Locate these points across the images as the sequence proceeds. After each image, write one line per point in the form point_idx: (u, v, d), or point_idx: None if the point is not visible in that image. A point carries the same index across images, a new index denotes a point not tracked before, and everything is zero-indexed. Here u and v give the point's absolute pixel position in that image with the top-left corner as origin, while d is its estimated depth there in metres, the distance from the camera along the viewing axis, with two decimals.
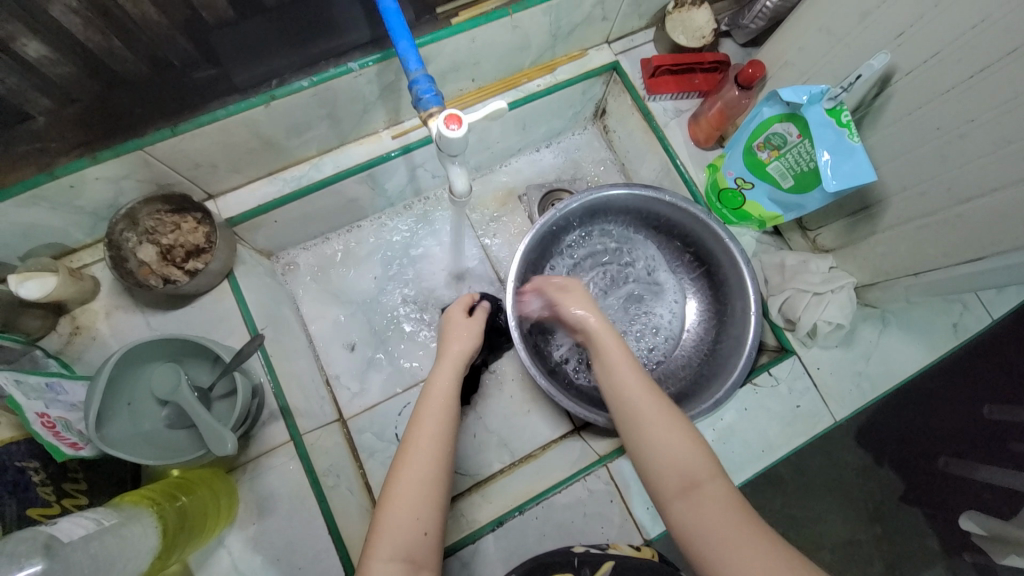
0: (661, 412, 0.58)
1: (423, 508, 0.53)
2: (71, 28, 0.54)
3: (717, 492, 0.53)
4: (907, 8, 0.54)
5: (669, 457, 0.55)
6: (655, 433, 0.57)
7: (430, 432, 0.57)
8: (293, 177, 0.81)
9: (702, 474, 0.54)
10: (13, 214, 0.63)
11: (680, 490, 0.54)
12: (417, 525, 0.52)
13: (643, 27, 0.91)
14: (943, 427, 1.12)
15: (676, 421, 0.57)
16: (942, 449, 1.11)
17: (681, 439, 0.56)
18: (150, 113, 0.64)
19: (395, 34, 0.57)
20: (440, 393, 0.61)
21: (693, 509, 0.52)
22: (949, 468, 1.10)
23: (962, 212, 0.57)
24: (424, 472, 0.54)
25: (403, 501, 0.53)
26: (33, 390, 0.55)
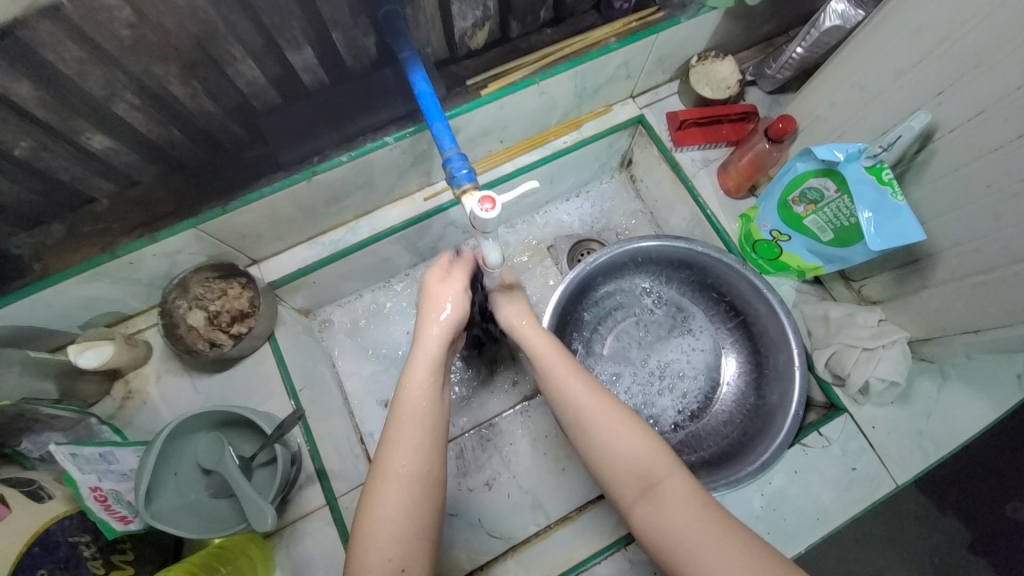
0: (606, 406, 0.57)
1: (395, 545, 0.49)
2: (135, 122, 0.58)
3: (674, 486, 0.53)
4: (946, 67, 0.53)
5: (626, 454, 0.54)
6: (607, 433, 0.55)
7: (412, 448, 0.52)
8: (331, 241, 0.84)
9: (658, 472, 0.54)
10: (77, 290, 0.67)
11: (639, 493, 0.54)
12: (391, 562, 0.49)
13: (667, 80, 0.92)
14: (1008, 472, 1.06)
15: (622, 416, 0.56)
16: (1009, 494, 1.05)
17: (634, 434, 0.55)
18: (203, 192, 0.69)
19: (430, 115, 0.59)
20: (418, 399, 0.54)
21: (656, 509, 0.52)
22: (1018, 515, 1.04)
23: (1021, 270, 0.54)
24: (406, 491, 0.51)
25: (387, 523, 0.49)
26: (88, 462, 0.57)
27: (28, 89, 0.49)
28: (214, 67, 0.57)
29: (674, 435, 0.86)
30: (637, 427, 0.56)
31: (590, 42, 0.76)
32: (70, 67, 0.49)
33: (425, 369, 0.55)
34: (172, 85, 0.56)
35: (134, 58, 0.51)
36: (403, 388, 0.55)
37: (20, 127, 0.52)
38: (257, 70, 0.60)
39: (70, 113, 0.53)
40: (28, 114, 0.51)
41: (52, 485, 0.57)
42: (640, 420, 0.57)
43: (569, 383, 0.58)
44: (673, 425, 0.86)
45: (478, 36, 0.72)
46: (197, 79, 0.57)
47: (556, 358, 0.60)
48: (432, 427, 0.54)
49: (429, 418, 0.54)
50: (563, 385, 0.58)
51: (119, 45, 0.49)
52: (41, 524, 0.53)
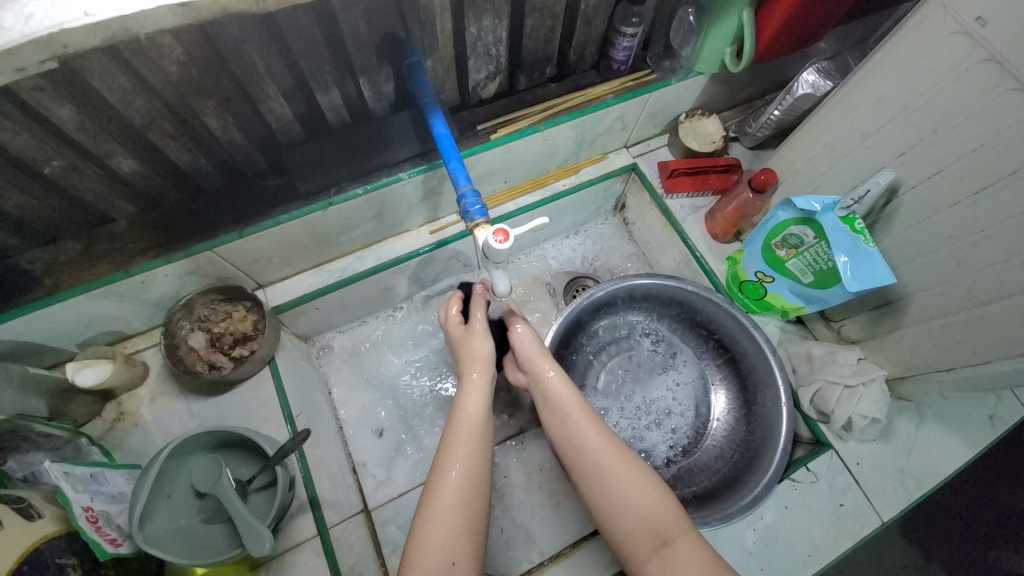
0: (621, 462, 0.60)
1: (455, 536, 0.54)
2: (167, 148, 0.61)
3: (687, 544, 0.54)
4: (907, 132, 0.60)
5: (640, 509, 0.57)
6: (620, 485, 0.59)
7: (468, 454, 0.59)
8: (337, 268, 0.87)
9: (672, 529, 0.56)
10: (84, 307, 0.67)
11: (651, 550, 0.55)
12: (445, 552, 0.53)
13: (657, 133, 1.00)
14: (989, 518, 1.08)
15: (636, 472, 0.59)
16: (989, 541, 1.07)
17: (648, 490, 0.58)
18: (219, 217, 0.71)
19: (447, 155, 0.64)
20: (473, 417, 0.62)
21: (667, 566, 0.53)
22: (1001, 564, 1.05)
23: (984, 312, 0.60)
24: (467, 491, 0.57)
25: (444, 514, 0.55)
26: (80, 481, 0.57)
27: (71, 113, 0.52)
28: (248, 102, 0.62)
29: (667, 470, 0.87)
30: (652, 482, 0.59)
31: (590, 97, 0.84)
32: (114, 95, 0.52)
33: (475, 399, 0.63)
34: (206, 116, 0.60)
35: (175, 90, 0.55)
36: (458, 409, 0.63)
37: (56, 147, 0.55)
38: (286, 107, 0.65)
39: (106, 136, 0.56)
40: (66, 135, 0.54)
41: (42, 504, 0.55)
42: (655, 476, 0.60)
43: (582, 429, 0.63)
44: (666, 459, 0.88)
45: (489, 87, 0.79)
46: (230, 111, 0.61)
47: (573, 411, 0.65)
48: (488, 439, 0.61)
49: (482, 432, 0.61)
50: (580, 436, 0.63)
51: (165, 79, 0.53)
52: (31, 544, 0.50)
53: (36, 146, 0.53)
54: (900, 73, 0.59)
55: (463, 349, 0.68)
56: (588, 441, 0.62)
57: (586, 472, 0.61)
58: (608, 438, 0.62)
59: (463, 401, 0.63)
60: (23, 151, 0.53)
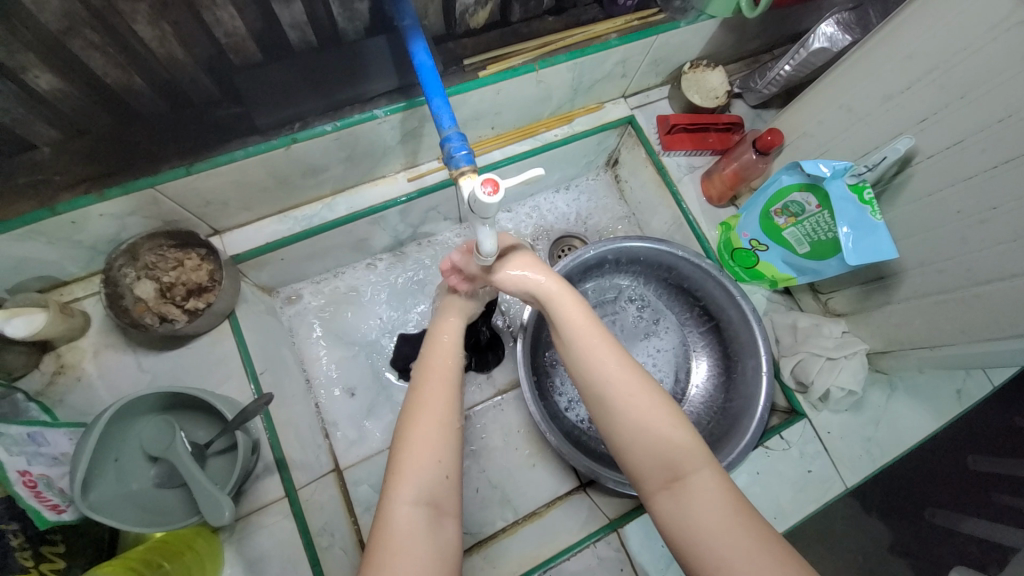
0: (639, 389, 0.55)
1: (446, 450, 0.52)
2: (90, 62, 0.51)
3: (701, 481, 0.51)
4: (932, 95, 0.55)
5: (654, 438, 0.53)
6: (632, 413, 0.54)
7: (443, 380, 0.57)
8: (305, 216, 0.79)
9: (686, 463, 0.52)
10: (6, 248, 0.58)
11: (665, 483, 0.52)
12: (439, 465, 0.52)
13: (658, 83, 0.93)
14: (930, 479, 1.14)
15: (653, 398, 0.55)
16: (928, 499, 1.13)
17: (663, 420, 0.54)
18: (163, 151, 0.61)
19: (429, 90, 0.56)
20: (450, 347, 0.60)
21: (680, 501, 0.51)
22: (935, 519, 1.11)
23: (980, 292, 0.58)
24: (443, 410, 0.54)
25: (424, 430, 0.52)
26: (16, 443, 0.51)
27: None
28: (190, 10, 0.51)
29: None
30: (667, 405, 0.55)
31: (592, 35, 0.75)
32: None
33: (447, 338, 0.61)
34: (137, 23, 0.50)
35: None
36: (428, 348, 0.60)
37: None
38: (238, 20, 0.54)
39: (12, 42, 0.46)
40: None
41: None
42: (673, 406, 0.55)
43: (595, 354, 0.57)
44: None
45: (479, 15, 0.70)
46: (168, 20, 0.51)
47: (582, 326, 0.58)
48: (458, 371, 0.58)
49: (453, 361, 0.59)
50: (592, 352, 0.57)
51: None
52: None
53: None
54: (933, 28, 0.53)
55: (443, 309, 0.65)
56: (601, 363, 0.56)
57: (599, 394, 0.56)
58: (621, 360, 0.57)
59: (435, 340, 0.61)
60: None
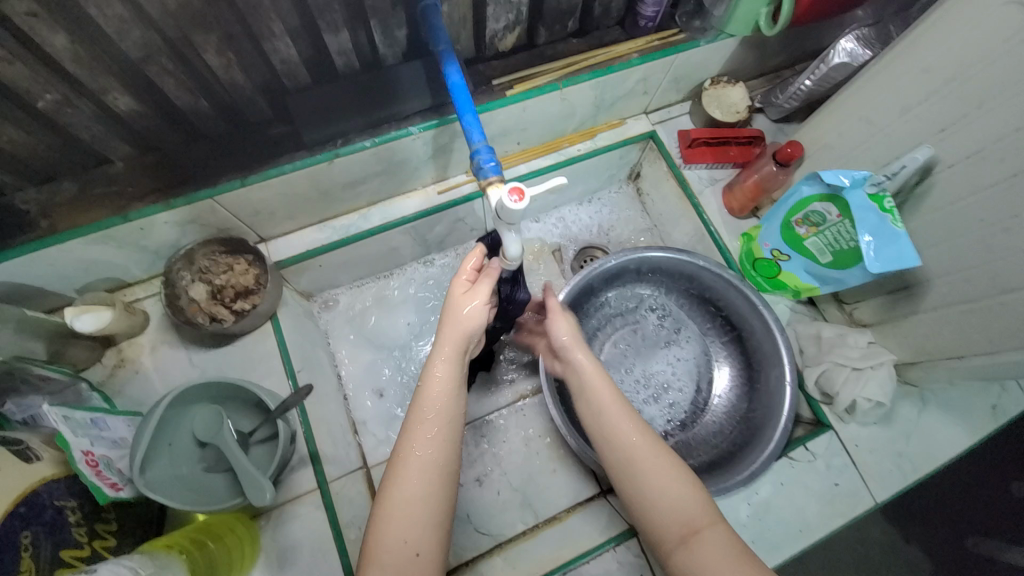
0: (658, 453, 0.57)
1: (415, 529, 0.51)
2: (164, 86, 0.58)
3: (714, 536, 0.51)
4: (949, 106, 0.57)
5: (666, 494, 0.54)
6: (644, 466, 0.55)
7: (428, 437, 0.55)
8: (342, 226, 0.85)
9: (698, 520, 0.53)
10: (81, 251, 0.65)
11: (679, 537, 0.52)
12: (407, 545, 0.51)
13: (679, 100, 0.96)
14: (973, 505, 1.10)
15: (669, 461, 0.56)
16: (972, 527, 1.10)
17: (674, 477, 0.55)
18: (221, 165, 0.68)
19: (461, 108, 0.61)
20: (436, 397, 0.56)
21: (692, 555, 0.51)
22: (977, 549, 1.08)
23: (1008, 300, 0.58)
24: (422, 478, 0.53)
25: (405, 493, 0.52)
26: (80, 426, 0.56)
27: (64, 41, 0.49)
28: (251, 40, 0.58)
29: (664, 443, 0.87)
30: (679, 465, 0.56)
31: (613, 55, 0.79)
32: (109, 23, 0.49)
33: (443, 370, 0.57)
34: (206, 53, 0.56)
35: (174, 22, 0.51)
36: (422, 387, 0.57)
37: (48, 79, 0.51)
38: (292, 48, 0.61)
39: (101, 70, 0.53)
40: (59, 66, 0.51)
41: (40, 447, 0.56)
42: (685, 465, 0.57)
43: (611, 407, 0.59)
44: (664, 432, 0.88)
45: (507, 39, 0.75)
46: (232, 50, 0.58)
47: (602, 385, 0.61)
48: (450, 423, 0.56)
49: (449, 410, 0.56)
50: (612, 420, 0.59)
51: (162, 9, 0.50)
52: (28, 485, 0.51)
53: (28, 76, 0.50)
54: (949, 41, 0.55)
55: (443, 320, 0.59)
56: (616, 417, 0.59)
57: (613, 451, 0.58)
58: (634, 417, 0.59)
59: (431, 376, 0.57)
60: (15, 81, 0.50)
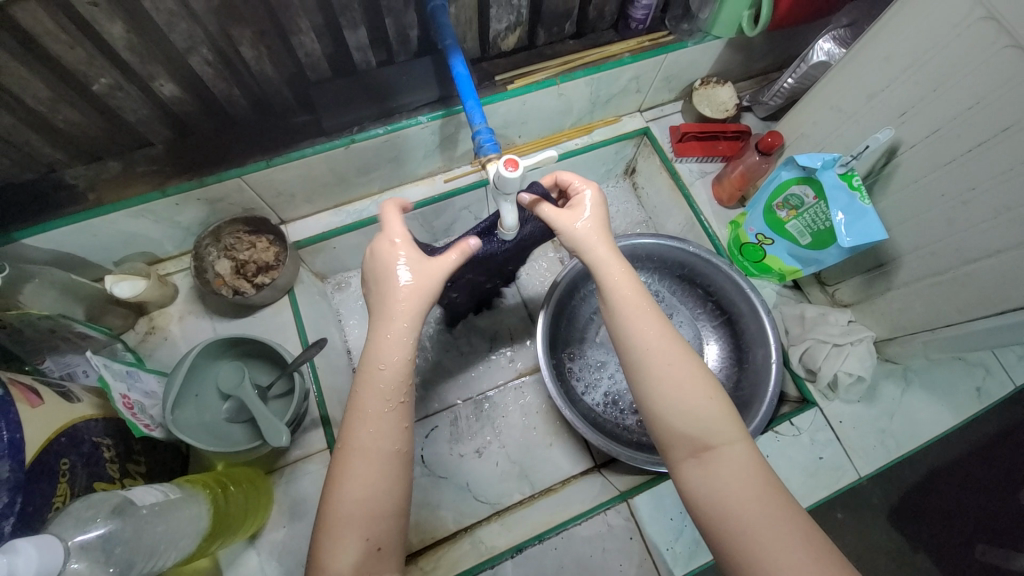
0: (679, 362, 0.56)
1: (374, 523, 0.50)
2: (203, 74, 0.65)
3: (733, 453, 0.53)
4: (909, 91, 0.62)
5: (687, 409, 0.54)
6: (666, 382, 0.55)
7: (379, 421, 0.52)
8: (355, 211, 0.92)
9: (718, 438, 0.53)
10: (122, 223, 0.73)
11: (693, 452, 0.54)
12: (368, 540, 0.50)
13: (672, 99, 1.02)
14: (976, 511, 1.12)
15: (692, 372, 0.56)
16: (977, 535, 1.11)
17: (698, 391, 0.55)
18: (249, 149, 0.75)
19: (465, 95, 0.67)
20: (389, 376, 0.53)
21: (708, 471, 0.52)
22: (984, 557, 1.09)
23: (970, 270, 0.62)
24: (374, 471, 0.51)
25: (356, 483, 0.51)
26: (117, 374, 0.63)
27: (121, 30, 0.56)
28: (281, 35, 0.65)
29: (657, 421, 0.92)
30: (704, 380, 0.56)
31: (606, 54, 0.86)
32: (161, 16, 0.56)
33: (391, 352, 0.54)
34: (241, 45, 0.64)
35: (215, 16, 0.59)
36: (368, 369, 0.54)
37: (105, 65, 0.59)
38: (316, 43, 0.68)
39: (151, 58, 0.60)
40: (116, 54, 0.58)
41: (80, 391, 0.63)
42: (710, 379, 0.56)
43: (636, 317, 0.58)
44: None
45: (509, 39, 0.82)
46: (264, 43, 0.65)
47: (628, 296, 0.59)
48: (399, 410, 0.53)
49: (399, 391, 0.54)
50: (633, 323, 0.57)
51: (207, 4, 0.57)
52: (70, 420, 0.57)
53: (88, 61, 0.58)
54: (904, 33, 0.60)
55: (385, 299, 0.57)
56: (640, 329, 0.57)
57: (633, 363, 0.57)
58: (659, 326, 0.58)
59: (376, 357, 0.54)
60: (78, 67, 0.58)
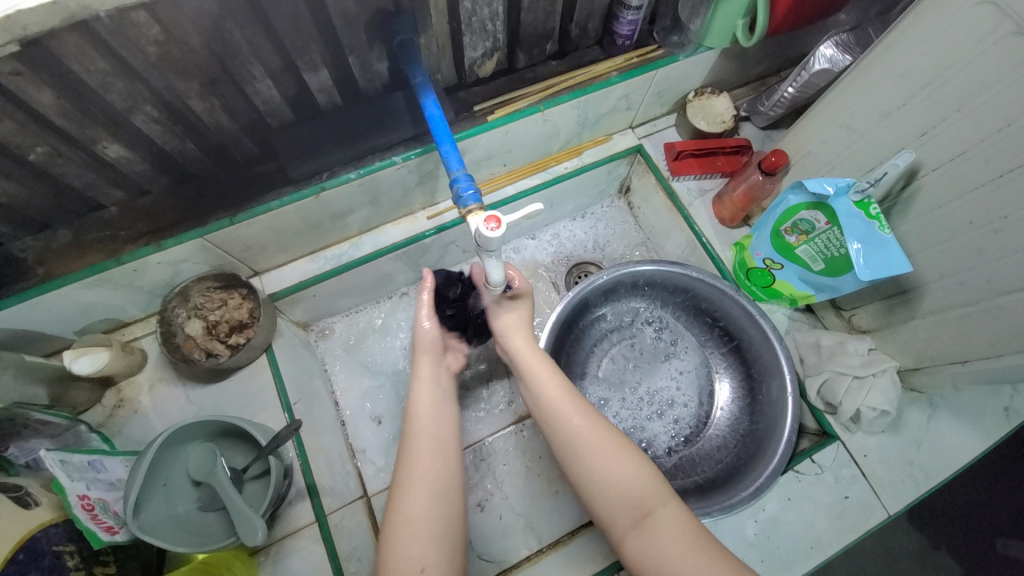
0: (602, 438, 0.60)
1: (422, 546, 0.54)
2: (150, 132, 0.59)
3: (665, 515, 0.54)
4: (929, 110, 0.57)
5: (618, 482, 0.56)
6: (598, 458, 0.58)
7: (426, 451, 0.60)
8: (333, 255, 0.86)
9: (650, 501, 0.55)
10: (78, 295, 0.67)
11: (632, 521, 0.55)
12: (413, 560, 0.53)
13: (664, 113, 0.96)
14: (997, 506, 1.07)
15: (613, 442, 0.59)
16: (999, 529, 1.06)
17: (624, 463, 0.58)
18: (212, 206, 0.69)
19: (439, 137, 0.62)
20: (425, 410, 0.64)
21: (650, 538, 0.53)
22: (1009, 552, 1.04)
23: (1005, 303, 0.57)
24: (422, 497, 0.57)
25: (409, 526, 0.55)
26: (77, 470, 0.57)
27: (53, 98, 0.50)
28: (233, 84, 0.59)
29: (668, 460, 0.86)
30: (627, 452, 0.59)
31: (593, 75, 0.80)
32: (95, 79, 0.51)
33: (426, 391, 0.66)
34: (190, 99, 0.58)
35: (157, 73, 0.53)
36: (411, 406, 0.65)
37: (40, 134, 0.53)
38: (273, 89, 0.62)
39: (90, 122, 0.54)
40: (51, 122, 0.53)
41: (40, 492, 0.57)
42: (632, 447, 0.60)
43: (560, 405, 0.62)
44: (667, 449, 0.87)
45: (486, 66, 0.76)
46: (216, 95, 0.59)
47: (553, 390, 0.63)
48: (439, 432, 0.63)
49: (432, 428, 0.62)
50: (557, 410, 0.62)
51: (145, 60, 0.51)
52: (28, 531, 0.52)
53: (17, 132, 0.52)
54: (922, 46, 0.55)
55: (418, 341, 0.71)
56: (566, 414, 0.62)
57: (568, 447, 0.60)
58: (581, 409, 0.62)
59: (417, 396, 0.65)
60: (6, 138, 0.52)
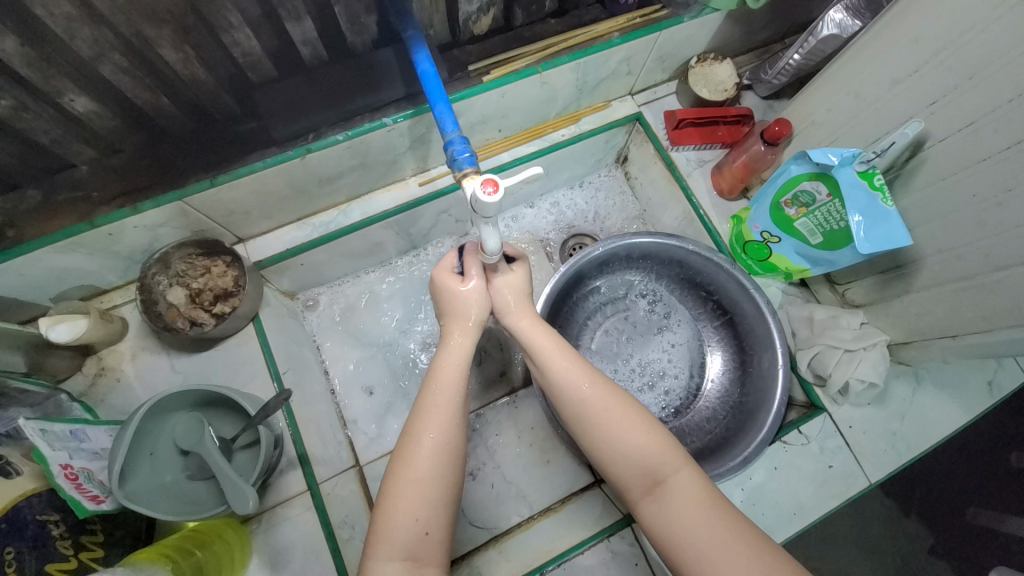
0: (612, 404, 0.57)
1: (425, 507, 0.51)
2: (121, 85, 0.55)
3: (680, 482, 0.54)
4: (941, 77, 0.55)
5: (633, 450, 0.55)
6: (608, 427, 0.56)
7: (438, 415, 0.54)
8: (321, 222, 0.83)
9: (665, 468, 0.54)
10: (50, 260, 0.63)
11: (646, 489, 0.55)
12: (417, 523, 0.50)
13: (665, 79, 0.93)
14: (969, 477, 1.11)
15: (624, 409, 0.57)
16: (971, 499, 1.10)
17: (638, 431, 0.56)
18: (192, 168, 0.65)
19: (432, 97, 0.58)
20: (449, 372, 0.57)
21: (664, 505, 0.53)
22: (978, 520, 1.09)
23: (1001, 278, 0.57)
24: (433, 459, 0.53)
25: (410, 501, 0.51)
26: (58, 439, 0.55)
27: (12, 44, 0.46)
28: (209, 33, 0.54)
29: None
30: (640, 421, 0.57)
31: (593, 35, 0.76)
32: (55, 22, 0.46)
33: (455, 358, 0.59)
34: (163, 49, 0.53)
35: (126, 19, 0.49)
36: (432, 370, 0.58)
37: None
38: (254, 39, 0.58)
39: (53, 71, 0.50)
40: (9, 70, 0.48)
41: (21, 461, 0.55)
42: (645, 414, 0.58)
43: (570, 369, 0.60)
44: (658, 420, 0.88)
45: (482, 22, 0.71)
46: (191, 45, 0.55)
47: (559, 355, 0.60)
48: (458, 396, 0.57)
49: (456, 393, 0.57)
50: (557, 370, 0.60)
51: (109, 1, 0.46)
52: (8, 501, 0.51)
53: None
54: (940, 9, 0.53)
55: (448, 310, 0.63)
56: (575, 381, 0.59)
57: (577, 414, 0.58)
58: (589, 373, 0.59)
59: (443, 361, 0.59)
60: None
